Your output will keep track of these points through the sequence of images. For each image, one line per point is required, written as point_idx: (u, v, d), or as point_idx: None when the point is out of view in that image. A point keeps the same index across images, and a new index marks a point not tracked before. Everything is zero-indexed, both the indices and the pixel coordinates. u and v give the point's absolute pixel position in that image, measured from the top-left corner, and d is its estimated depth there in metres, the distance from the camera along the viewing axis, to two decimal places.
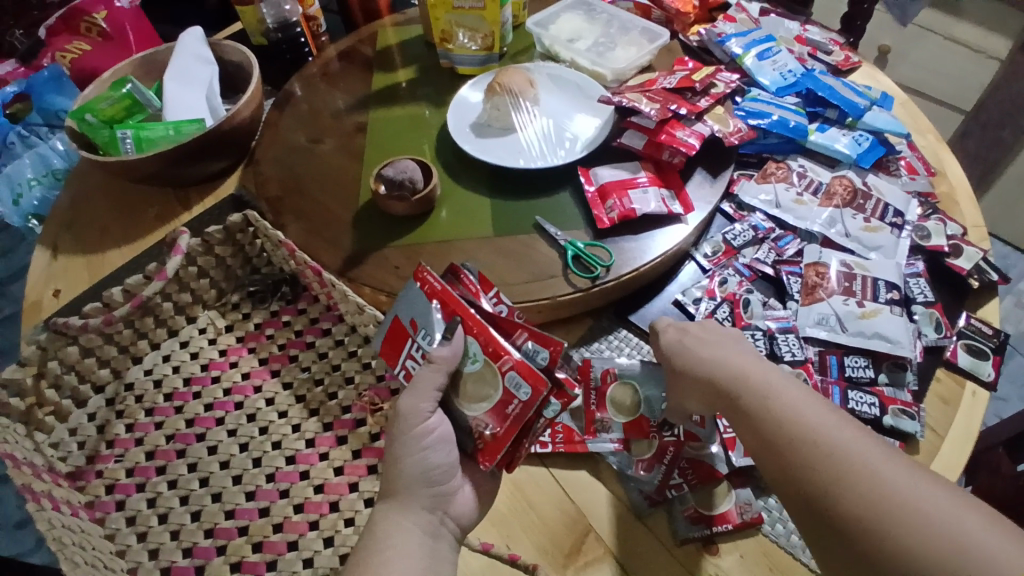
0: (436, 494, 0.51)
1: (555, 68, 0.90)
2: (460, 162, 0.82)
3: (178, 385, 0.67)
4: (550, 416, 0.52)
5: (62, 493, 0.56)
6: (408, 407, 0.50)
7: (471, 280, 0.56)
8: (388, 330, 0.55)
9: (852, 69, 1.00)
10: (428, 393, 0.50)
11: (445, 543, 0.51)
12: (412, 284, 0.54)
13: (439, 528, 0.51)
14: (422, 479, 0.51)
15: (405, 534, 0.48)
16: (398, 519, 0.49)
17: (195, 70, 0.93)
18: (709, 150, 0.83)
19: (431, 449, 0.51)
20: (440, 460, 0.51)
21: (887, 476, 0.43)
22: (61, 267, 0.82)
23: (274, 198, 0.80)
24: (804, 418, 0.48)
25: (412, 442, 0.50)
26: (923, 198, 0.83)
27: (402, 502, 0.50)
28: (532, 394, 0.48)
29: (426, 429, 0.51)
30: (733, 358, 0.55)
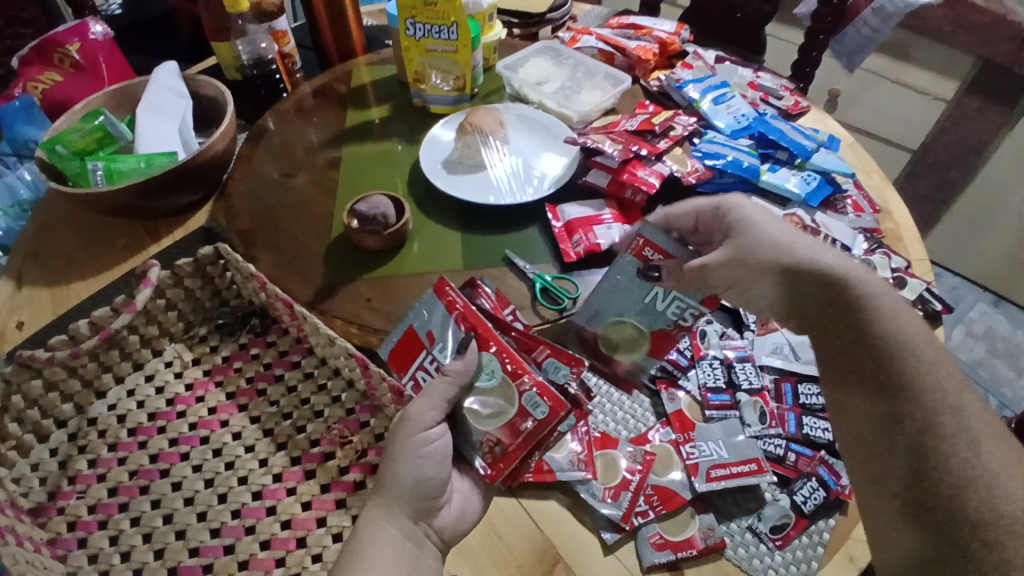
0: (427, 506, 0.52)
1: (523, 109, 0.95)
2: (432, 197, 0.85)
3: (142, 420, 0.66)
4: (561, 429, 0.57)
5: (25, 530, 0.54)
6: (417, 412, 0.53)
7: (488, 296, 0.65)
8: (398, 339, 0.62)
9: (802, 113, 1.07)
10: (438, 402, 0.54)
11: (427, 554, 0.51)
12: (431, 295, 0.61)
13: (423, 538, 0.52)
14: (413, 492, 0.52)
15: (387, 541, 0.49)
16: (382, 524, 0.50)
17: (168, 104, 0.94)
18: (668, 190, 0.88)
19: (427, 459, 0.53)
20: (432, 473, 0.53)
21: (927, 354, 0.55)
22: (24, 299, 0.80)
23: (246, 231, 0.81)
24: (870, 287, 0.59)
25: (409, 449, 0.52)
26: (869, 234, 0.88)
27: (389, 507, 0.51)
28: (548, 413, 0.55)
29: (426, 438, 0.53)
30: (792, 234, 0.64)
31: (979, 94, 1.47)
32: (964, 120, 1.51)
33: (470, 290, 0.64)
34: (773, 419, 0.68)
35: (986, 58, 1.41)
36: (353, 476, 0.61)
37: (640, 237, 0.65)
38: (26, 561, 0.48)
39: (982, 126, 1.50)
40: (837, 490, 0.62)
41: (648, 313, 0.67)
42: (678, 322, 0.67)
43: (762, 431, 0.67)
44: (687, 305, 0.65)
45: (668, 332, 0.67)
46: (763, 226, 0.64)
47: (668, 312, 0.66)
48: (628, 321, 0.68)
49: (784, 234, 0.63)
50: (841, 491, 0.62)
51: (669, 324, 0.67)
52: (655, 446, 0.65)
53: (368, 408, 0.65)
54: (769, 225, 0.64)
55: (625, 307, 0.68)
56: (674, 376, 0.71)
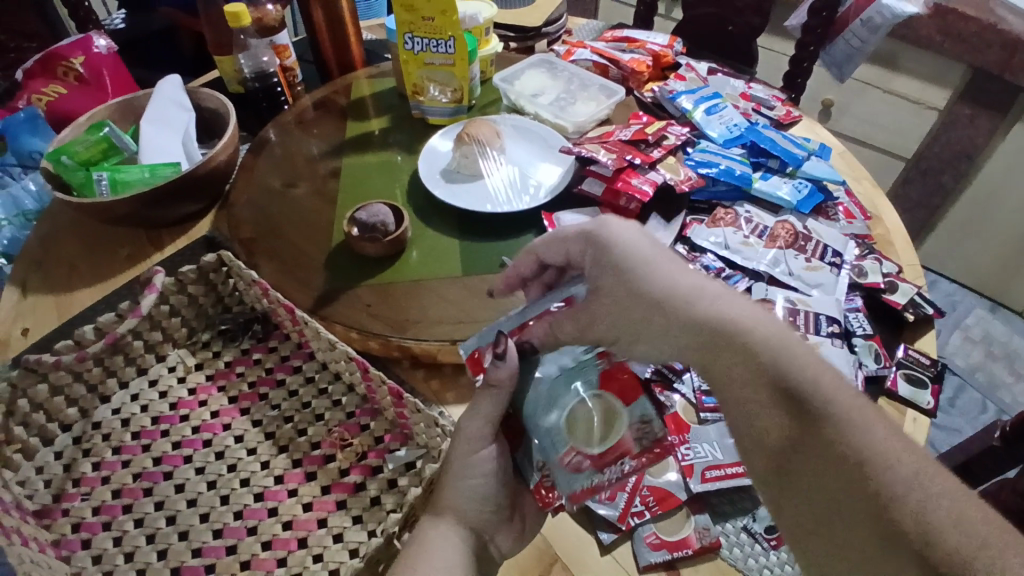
0: (490, 519, 0.54)
1: (520, 120, 0.97)
2: (431, 205, 0.87)
3: (145, 423, 0.67)
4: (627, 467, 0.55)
5: (30, 530, 0.55)
6: (470, 429, 0.53)
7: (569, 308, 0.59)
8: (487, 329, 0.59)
9: (793, 122, 1.09)
10: (489, 414, 0.53)
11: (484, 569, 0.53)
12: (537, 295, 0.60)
13: (482, 553, 0.54)
14: (475, 505, 0.53)
15: (452, 552, 0.51)
16: (447, 535, 0.52)
17: (172, 116, 0.96)
18: (663, 197, 0.90)
19: (486, 476, 0.54)
20: (493, 489, 0.54)
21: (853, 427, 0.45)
22: (30, 307, 0.82)
23: (248, 239, 0.82)
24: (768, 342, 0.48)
25: (469, 467, 0.53)
26: (860, 240, 0.90)
27: (452, 520, 0.53)
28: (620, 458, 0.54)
29: (481, 458, 0.53)
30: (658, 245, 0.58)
31: (970, 102, 1.48)
32: (955, 127, 1.53)
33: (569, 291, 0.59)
34: None
35: (975, 67, 1.43)
36: (354, 477, 0.62)
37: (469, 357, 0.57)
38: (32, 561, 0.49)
39: (973, 132, 1.52)
40: None
41: (571, 377, 0.55)
42: (598, 356, 0.56)
43: None
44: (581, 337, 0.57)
45: (610, 368, 0.56)
46: (627, 239, 0.57)
47: (589, 360, 0.56)
48: (573, 404, 0.54)
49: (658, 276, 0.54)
50: None
51: (596, 368, 0.56)
52: None
53: (369, 412, 0.66)
54: (635, 234, 0.58)
55: (557, 391, 0.54)
56: (670, 379, 0.72)
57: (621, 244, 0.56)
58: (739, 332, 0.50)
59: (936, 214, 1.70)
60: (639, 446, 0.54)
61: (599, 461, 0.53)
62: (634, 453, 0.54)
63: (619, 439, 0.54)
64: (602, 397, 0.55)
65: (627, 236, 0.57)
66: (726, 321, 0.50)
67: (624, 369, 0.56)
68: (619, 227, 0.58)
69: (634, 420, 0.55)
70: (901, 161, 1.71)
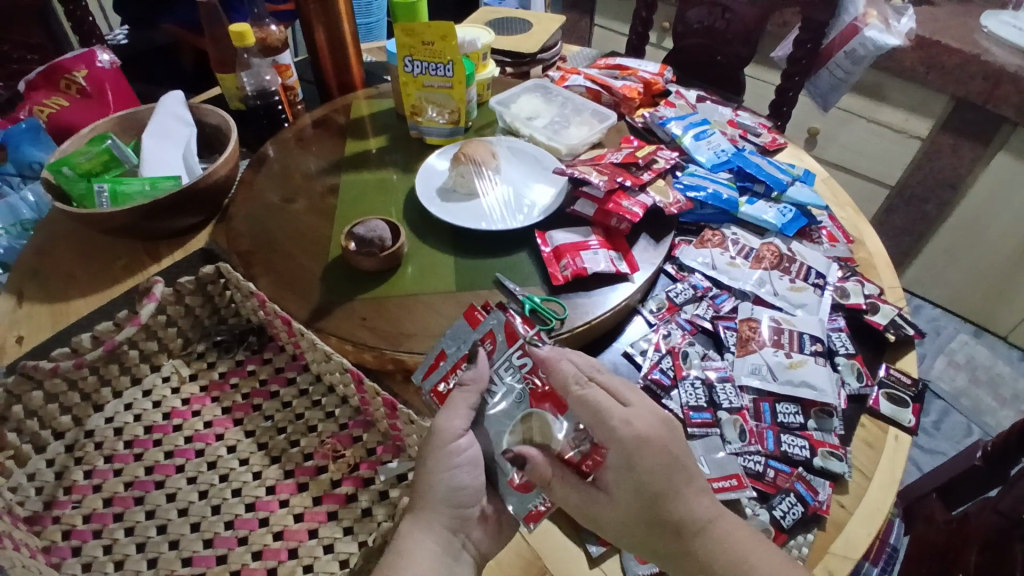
0: (460, 516, 0.55)
1: (514, 142, 1.00)
2: (425, 221, 0.89)
3: (138, 433, 0.67)
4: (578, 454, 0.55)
5: (20, 536, 0.55)
6: (443, 424, 0.54)
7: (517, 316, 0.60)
8: (434, 361, 0.61)
9: (779, 149, 1.13)
10: (462, 410, 0.55)
11: (462, 564, 0.55)
12: (462, 321, 0.60)
13: (459, 550, 0.55)
14: (449, 500, 0.54)
15: (423, 553, 0.52)
16: (419, 535, 0.53)
17: (173, 130, 0.98)
18: (652, 218, 0.91)
19: (459, 468, 0.55)
20: (468, 480, 0.55)
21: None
22: (24, 314, 0.83)
23: (247, 252, 0.84)
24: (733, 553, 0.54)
25: (442, 461, 0.54)
26: (843, 262, 0.93)
27: (427, 519, 0.54)
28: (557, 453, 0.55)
29: (457, 448, 0.54)
30: (682, 468, 0.53)
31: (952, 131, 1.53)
32: (939, 155, 1.58)
33: (501, 316, 0.58)
34: (752, 437, 0.70)
35: (958, 98, 1.47)
36: (345, 488, 0.63)
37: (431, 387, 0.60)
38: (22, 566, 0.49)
39: (955, 161, 1.56)
40: (814, 505, 0.64)
41: (506, 406, 0.57)
42: (525, 377, 0.56)
43: (741, 448, 0.69)
44: (506, 360, 0.57)
45: (541, 388, 0.56)
46: (656, 475, 0.52)
47: (517, 384, 0.56)
48: (512, 428, 0.56)
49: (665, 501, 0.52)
50: (819, 506, 0.65)
51: (527, 392, 0.56)
52: None
53: (361, 424, 0.67)
54: (663, 462, 0.52)
55: (497, 418, 0.57)
56: (657, 395, 0.74)
57: (638, 482, 0.52)
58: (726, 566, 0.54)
59: (922, 239, 1.75)
60: (576, 453, 0.55)
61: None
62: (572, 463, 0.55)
63: (556, 451, 0.55)
64: (536, 413, 0.56)
65: (648, 471, 0.52)
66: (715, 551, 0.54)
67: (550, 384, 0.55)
68: (644, 458, 0.51)
69: (568, 432, 0.55)
70: (886, 189, 1.76)
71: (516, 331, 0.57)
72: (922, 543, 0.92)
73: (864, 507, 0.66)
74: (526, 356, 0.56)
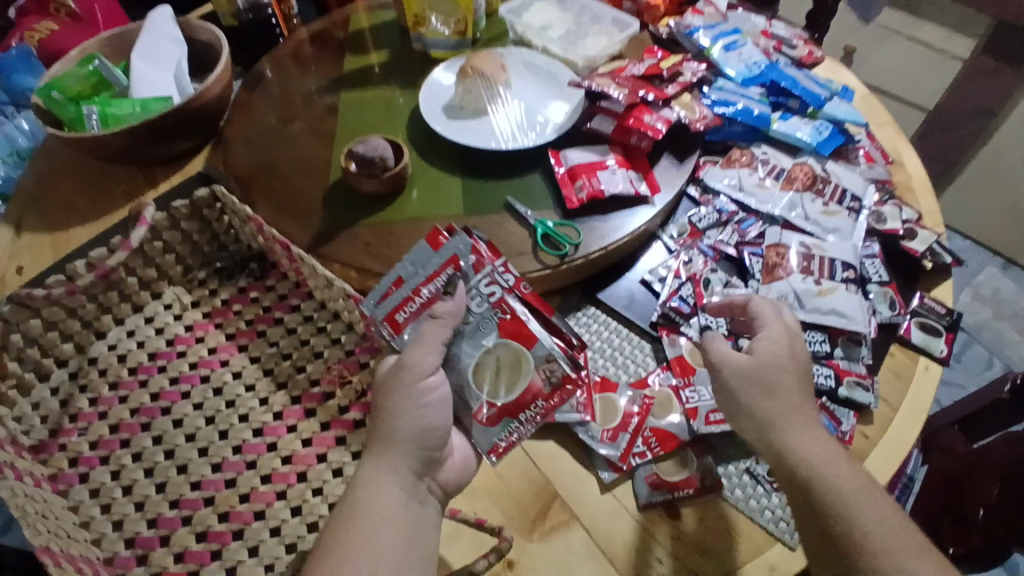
0: (427, 458, 0.51)
1: (528, 55, 0.92)
2: (431, 142, 0.83)
3: (142, 359, 0.66)
4: (553, 381, 0.54)
5: (25, 465, 0.55)
6: (413, 359, 0.52)
7: (483, 245, 0.56)
8: (387, 288, 0.55)
9: (816, 64, 1.03)
10: (434, 346, 0.53)
11: (428, 508, 0.51)
12: (423, 245, 0.56)
13: (425, 494, 0.51)
14: (418, 441, 0.51)
15: (388, 499, 0.48)
16: (383, 479, 0.49)
17: (164, 49, 0.91)
18: (676, 136, 0.84)
19: (429, 407, 0.52)
20: (437, 421, 0.52)
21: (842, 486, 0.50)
22: (25, 243, 0.81)
23: (244, 176, 0.80)
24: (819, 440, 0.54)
25: (411, 398, 0.51)
26: (881, 185, 0.86)
27: (393, 462, 0.50)
28: (526, 388, 0.54)
29: (426, 387, 0.52)
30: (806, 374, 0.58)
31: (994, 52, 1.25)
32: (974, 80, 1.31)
33: (466, 239, 0.56)
34: None
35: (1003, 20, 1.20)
36: (353, 414, 0.62)
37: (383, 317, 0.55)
38: (25, 495, 0.51)
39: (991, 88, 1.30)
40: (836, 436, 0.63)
41: (472, 335, 0.55)
42: (495, 306, 0.55)
43: None
44: (475, 288, 0.55)
45: (512, 318, 0.55)
46: (778, 359, 0.57)
47: (483, 313, 0.55)
48: (476, 359, 0.54)
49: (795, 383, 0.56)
50: (840, 436, 0.63)
51: (496, 321, 0.55)
52: (654, 390, 0.65)
53: (368, 350, 0.65)
54: (784, 349, 0.58)
55: (461, 349, 0.55)
56: (675, 323, 0.70)
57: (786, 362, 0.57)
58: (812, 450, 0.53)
59: None
60: (548, 384, 0.54)
61: (510, 409, 0.54)
62: (545, 395, 0.54)
63: (530, 383, 0.54)
64: (506, 343, 0.55)
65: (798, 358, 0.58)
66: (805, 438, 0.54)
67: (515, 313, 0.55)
68: (769, 348, 0.58)
69: (540, 362, 0.54)
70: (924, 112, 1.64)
71: (482, 257, 0.56)
72: (937, 474, 0.90)
73: (888, 437, 0.64)
74: (494, 284, 0.55)
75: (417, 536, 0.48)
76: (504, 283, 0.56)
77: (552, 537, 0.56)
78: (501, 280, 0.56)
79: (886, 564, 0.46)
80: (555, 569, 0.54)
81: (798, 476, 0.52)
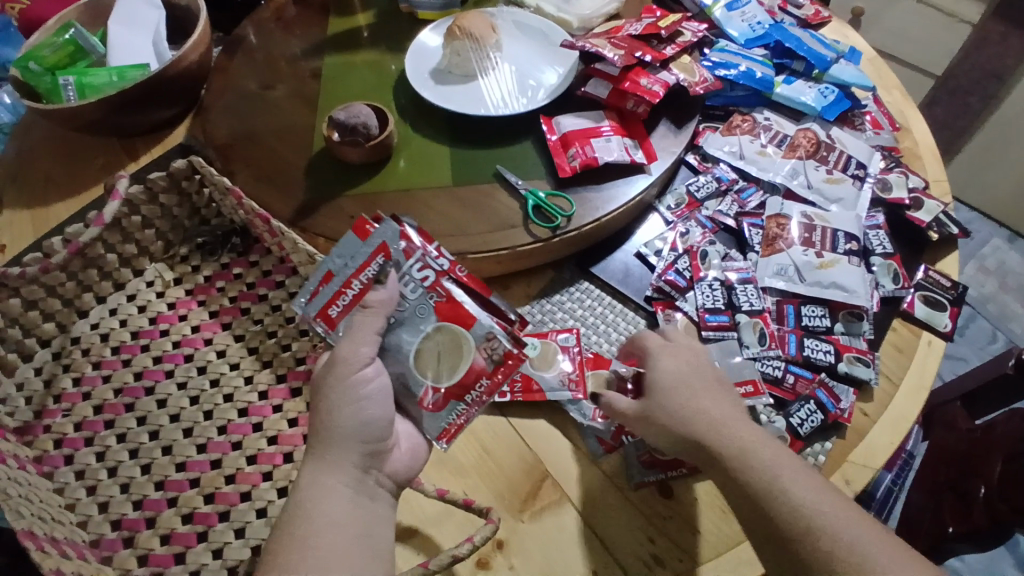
0: (372, 451, 0.49)
1: (520, 14, 0.87)
2: (419, 108, 0.79)
3: (125, 338, 0.64)
4: (496, 357, 0.52)
5: (8, 447, 0.55)
6: (346, 352, 0.50)
7: (412, 234, 0.54)
8: (317, 284, 0.53)
9: (823, 24, 0.98)
10: (367, 336, 0.50)
11: (379, 502, 0.48)
12: (351, 236, 0.53)
13: (374, 488, 0.48)
14: (360, 434, 0.48)
15: (334, 499, 0.45)
16: (327, 480, 0.46)
17: (138, 13, 0.86)
18: (676, 100, 0.80)
19: (368, 400, 0.49)
20: (377, 412, 0.49)
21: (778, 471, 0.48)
22: (3, 221, 0.78)
23: (225, 147, 0.76)
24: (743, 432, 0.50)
25: (348, 393, 0.48)
26: (887, 152, 0.83)
27: (334, 461, 0.47)
28: (469, 368, 0.52)
29: (362, 378, 0.49)
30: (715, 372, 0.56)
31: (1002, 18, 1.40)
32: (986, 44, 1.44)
33: (394, 227, 0.53)
34: (773, 340, 0.66)
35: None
36: None
37: (316, 314, 0.53)
38: (7, 478, 0.50)
39: (1002, 51, 1.43)
40: (835, 413, 0.61)
41: (410, 321, 0.53)
42: (428, 291, 0.53)
43: (760, 353, 0.65)
44: (405, 275, 0.52)
45: (447, 299, 0.53)
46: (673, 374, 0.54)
47: (419, 299, 0.53)
48: (417, 345, 0.53)
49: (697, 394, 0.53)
50: (840, 414, 0.61)
51: (431, 306, 0.53)
52: None
53: None
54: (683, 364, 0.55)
55: (399, 337, 0.53)
56: (670, 297, 0.68)
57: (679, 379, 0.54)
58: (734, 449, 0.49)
59: None
60: (491, 362, 0.52)
61: (456, 392, 0.52)
62: (489, 372, 0.52)
63: (471, 364, 0.52)
64: (444, 327, 0.52)
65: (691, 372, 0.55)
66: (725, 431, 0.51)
67: (450, 294, 0.53)
68: (666, 359, 0.55)
69: (480, 341, 0.52)
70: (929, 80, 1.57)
71: (412, 242, 0.54)
72: (937, 449, 0.89)
73: (888, 415, 0.62)
74: (427, 268, 0.53)
75: (369, 535, 0.46)
76: (437, 267, 0.54)
77: (543, 517, 0.55)
78: (434, 264, 0.54)
79: (821, 543, 0.43)
80: (547, 550, 0.54)
81: (731, 471, 0.49)
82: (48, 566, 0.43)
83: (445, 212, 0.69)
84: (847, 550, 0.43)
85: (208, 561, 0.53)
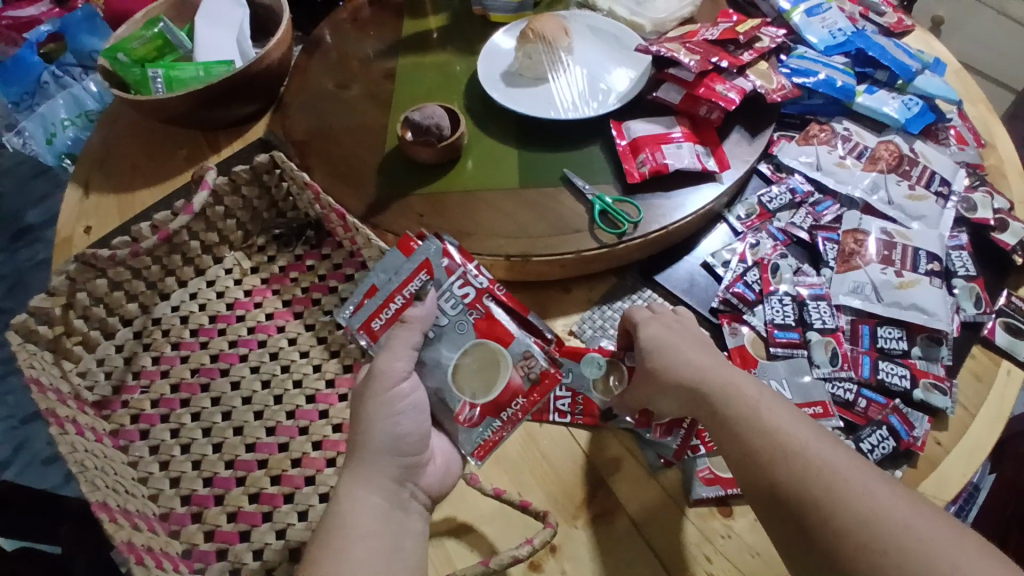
0: (408, 465, 0.50)
1: (593, 18, 0.87)
2: (488, 111, 0.80)
3: (203, 321, 0.68)
4: (532, 377, 0.54)
5: (86, 420, 0.59)
6: (383, 365, 0.51)
7: (454, 253, 0.58)
8: (361, 298, 0.56)
9: (906, 33, 0.93)
10: (403, 350, 0.52)
11: (412, 517, 0.49)
12: (394, 253, 0.57)
13: (408, 500, 0.49)
14: (393, 448, 0.49)
15: (368, 510, 0.46)
16: (361, 494, 0.47)
17: (226, 12, 0.91)
18: (751, 107, 0.78)
19: (403, 415, 0.51)
20: (411, 427, 0.51)
21: (775, 423, 0.48)
22: (92, 204, 0.84)
23: (301, 143, 0.80)
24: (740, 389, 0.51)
25: (384, 406, 0.50)
26: (972, 169, 0.78)
27: (369, 475, 0.48)
28: (506, 386, 0.54)
29: (398, 393, 0.51)
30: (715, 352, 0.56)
31: None
32: None
33: (437, 244, 0.57)
34: (845, 361, 0.63)
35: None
36: None
37: (359, 327, 0.56)
38: (83, 450, 0.53)
39: None
40: (908, 441, 0.58)
41: (448, 336, 0.55)
42: (468, 307, 0.56)
43: (830, 373, 0.62)
44: (447, 291, 0.56)
45: (486, 317, 0.55)
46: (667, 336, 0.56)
47: (458, 315, 0.56)
48: (456, 360, 0.55)
49: (689, 352, 0.55)
50: (913, 442, 0.58)
51: (470, 322, 0.55)
52: None
53: None
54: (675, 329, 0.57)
55: (438, 352, 0.55)
56: (737, 310, 0.66)
57: (671, 337, 0.56)
58: (730, 406, 0.50)
59: None
60: (528, 381, 0.54)
61: (492, 408, 0.54)
62: (525, 391, 0.54)
63: (508, 381, 0.54)
64: (483, 343, 0.55)
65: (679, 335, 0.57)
66: (720, 390, 0.52)
67: (488, 312, 0.56)
68: (651, 327, 0.57)
69: (517, 359, 0.55)
70: (1010, 94, 1.48)
71: (453, 260, 0.57)
72: (1007, 489, 0.84)
73: (964, 446, 0.59)
74: (467, 285, 0.56)
75: (400, 547, 0.46)
76: (477, 284, 0.57)
77: (596, 525, 0.55)
78: (474, 281, 0.57)
79: (819, 487, 0.44)
80: (599, 557, 0.54)
81: (731, 425, 0.50)
82: (119, 539, 0.47)
83: (507, 214, 0.69)
84: (862, 507, 0.42)
85: (272, 541, 0.55)
